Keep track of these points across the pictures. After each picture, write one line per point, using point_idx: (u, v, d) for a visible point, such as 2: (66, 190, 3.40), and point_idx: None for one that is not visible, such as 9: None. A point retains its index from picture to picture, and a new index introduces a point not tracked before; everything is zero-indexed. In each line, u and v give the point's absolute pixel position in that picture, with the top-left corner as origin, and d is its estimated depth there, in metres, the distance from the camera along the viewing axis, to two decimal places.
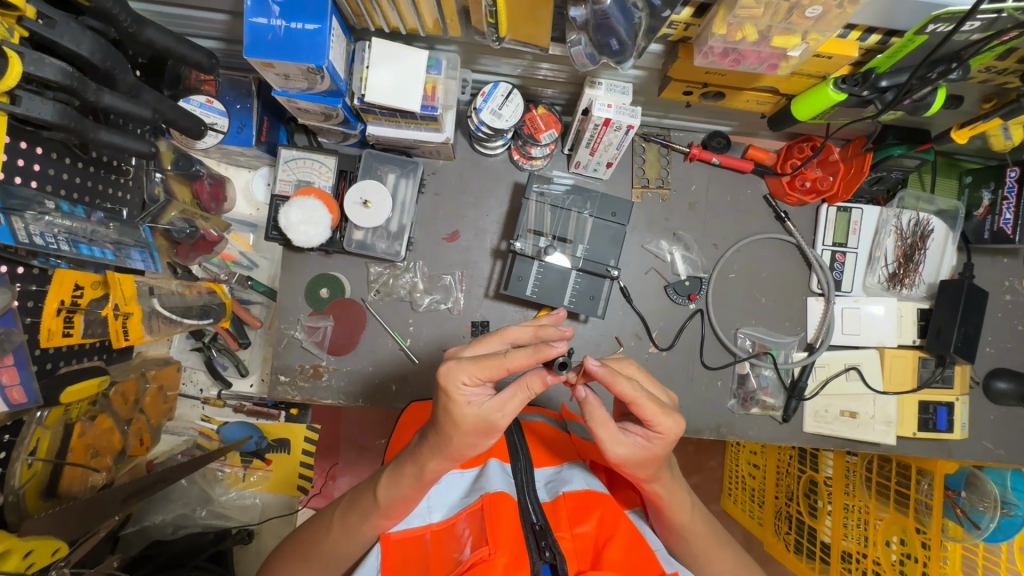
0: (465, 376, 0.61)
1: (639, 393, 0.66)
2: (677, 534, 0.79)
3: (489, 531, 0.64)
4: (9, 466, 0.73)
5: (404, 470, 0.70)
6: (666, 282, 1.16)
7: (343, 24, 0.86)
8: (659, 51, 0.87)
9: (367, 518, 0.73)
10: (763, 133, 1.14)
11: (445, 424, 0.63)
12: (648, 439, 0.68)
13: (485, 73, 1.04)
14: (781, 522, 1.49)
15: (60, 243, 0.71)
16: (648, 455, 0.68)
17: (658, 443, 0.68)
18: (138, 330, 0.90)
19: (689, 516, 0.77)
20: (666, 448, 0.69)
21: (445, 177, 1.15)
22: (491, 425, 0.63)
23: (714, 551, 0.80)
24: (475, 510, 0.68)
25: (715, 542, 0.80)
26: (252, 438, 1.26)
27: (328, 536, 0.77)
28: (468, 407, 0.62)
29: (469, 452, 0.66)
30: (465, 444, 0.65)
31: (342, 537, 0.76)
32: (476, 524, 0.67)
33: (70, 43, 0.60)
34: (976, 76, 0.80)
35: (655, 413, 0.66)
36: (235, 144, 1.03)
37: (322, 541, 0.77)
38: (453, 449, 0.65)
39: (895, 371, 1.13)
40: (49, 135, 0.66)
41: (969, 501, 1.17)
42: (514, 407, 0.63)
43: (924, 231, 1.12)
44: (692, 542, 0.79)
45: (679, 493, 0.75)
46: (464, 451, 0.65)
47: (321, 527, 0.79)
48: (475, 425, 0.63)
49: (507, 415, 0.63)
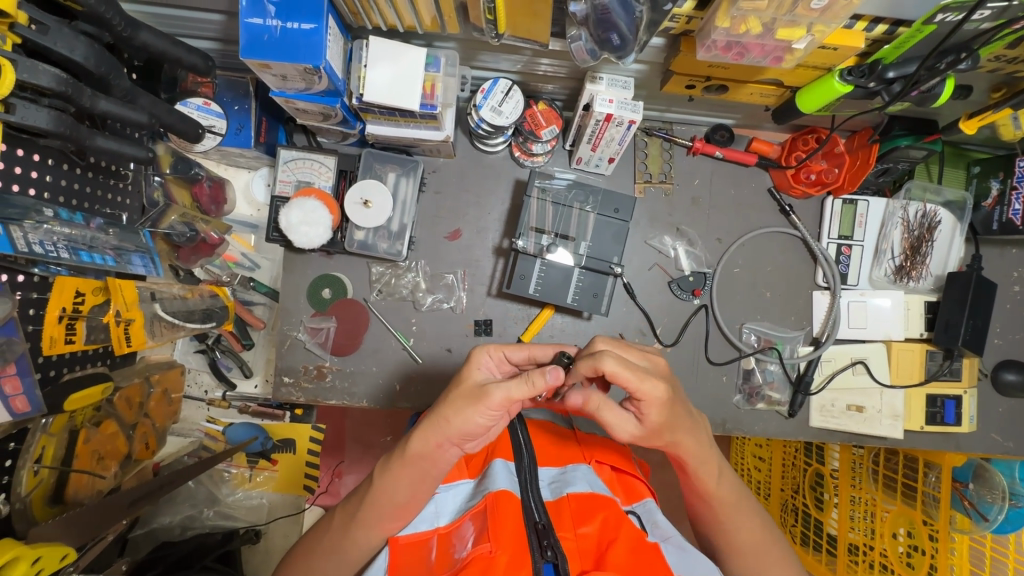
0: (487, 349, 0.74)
1: (611, 362, 0.64)
2: (704, 503, 0.79)
3: (491, 528, 0.64)
4: (15, 473, 0.74)
5: (395, 457, 0.72)
6: (670, 277, 1.15)
7: (340, 22, 0.85)
8: (660, 44, 0.85)
9: (361, 513, 0.75)
10: (768, 125, 1.13)
11: (451, 387, 0.70)
12: (644, 411, 0.68)
13: (484, 69, 1.03)
14: (788, 515, 1.48)
15: (59, 251, 0.71)
16: (650, 427, 0.69)
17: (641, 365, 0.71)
18: (139, 335, 0.89)
19: (716, 481, 0.77)
20: (663, 411, 0.67)
21: (445, 175, 1.15)
22: (484, 392, 0.65)
23: (745, 522, 0.79)
24: (479, 511, 0.68)
25: (747, 509, 0.80)
26: (258, 439, 1.27)
27: (325, 535, 0.79)
28: (477, 372, 0.72)
29: (456, 424, 0.67)
30: (456, 407, 0.66)
31: (336, 540, 0.76)
32: (479, 523, 0.67)
33: (64, 49, 0.59)
34: (985, 65, 0.78)
35: (634, 381, 0.64)
36: (233, 146, 1.02)
37: (322, 537, 0.79)
38: (439, 413, 0.68)
39: (902, 364, 1.12)
40: (44, 142, 0.66)
41: (977, 493, 1.15)
42: (513, 387, 0.64)
43: (931, 223, 1.11)
44: (721, 513, 0.79)
45: (706, 455, 0.76)
46: (450, 416, 0.67)
47: (323, 526, 0.80)
48: (472, 389, 0.67)
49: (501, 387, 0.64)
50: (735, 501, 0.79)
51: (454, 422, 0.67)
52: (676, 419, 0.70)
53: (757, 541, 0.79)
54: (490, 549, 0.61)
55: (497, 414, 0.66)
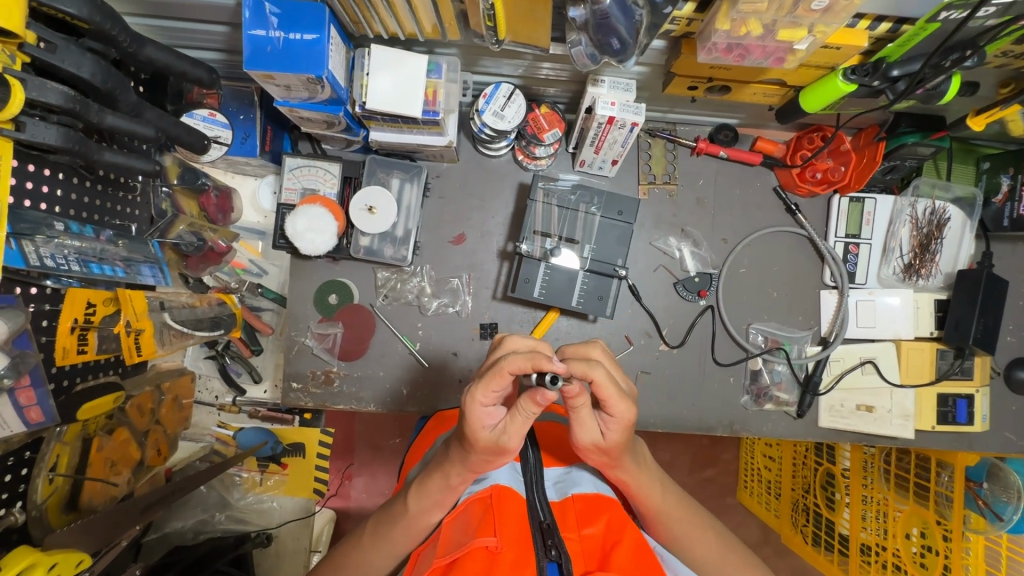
0: (480, 402, 0.61)
1: (602, 373, 0.62)
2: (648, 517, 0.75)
3: (494, 522, 0.64)
4: (30, 482, 0.76)
5: (432, 483, 0.71)
6: (675, 278, 1.15)
7: (342, 32, 0.86)
8: (662, 47, 0.85)
9: (393, 535, 0.75)
10: (772, 124, 1.12)
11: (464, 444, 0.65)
12: (609, 425, 0.66)
13: (486, 74, 1.03)
14: (799, 515, 1.45)
15: (71, 264, 0.73)
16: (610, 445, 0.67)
17: (614, 429, 0.65)
18: (150, 344, 0.92)
19: (658, 493, 0.74)
20: (625, 433, 0.66)
21: (450, 180, 1.15)
22: (502, 447, 0.63)
23: (699, 537, 0.75)
24: (482, 499, 0.68)
25: (696, 523, 0.75)
26: (268, 443, 1.28)
27: (348, 555, 0.78)
28: (484, 430, 0.63)
29: (486, 469, 0.67)
30: (482, 460, 0.66)
31: (359, 559, 0.77)
32: (483, 516, 0.66)
33: (72, 66, 0.60)
34: (992, 61, 0.77)
35: (613, 396, 0.63)
36: (239, 155, 1.03)
37: (346, 557, 0.78)
38: (469, 462, 0.66)
39: (913, 364, 1.11)
40: (54, 157, 0.67)
41: (991, 493, 1.12)
42: (520, 428, 0.62)
43: (940, 220, 1.10)
44: (672, 528, 0.74)
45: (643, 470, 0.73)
46: (481, 465, 0.67)
47: (347, 545, 0.80)
48: (488, 447, 0.64)
49: (518, 439, 0.63)
50: (682, 522, 0.75)
51: (483, 469, 0.67)
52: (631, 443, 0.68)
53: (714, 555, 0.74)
54: (494, 543, 0.61)
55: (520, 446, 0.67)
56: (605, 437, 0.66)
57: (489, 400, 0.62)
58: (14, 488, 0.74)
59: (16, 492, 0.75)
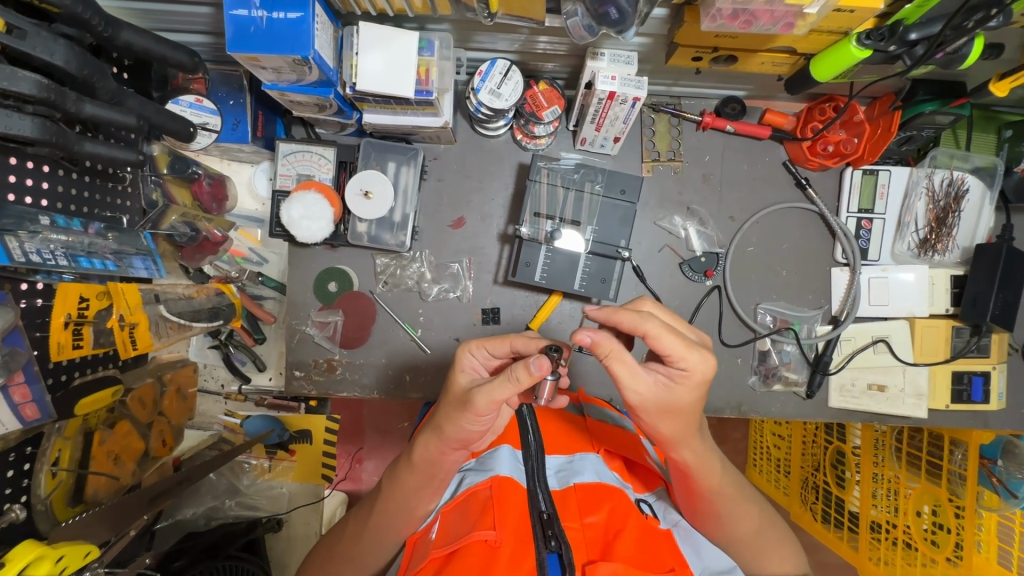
0: (470, 349, 0.68)
1: (655, 324, 0.58)
2: (703, 500, 0.72)
3: (494, 515, 0.63)
4: (34, 476, 0.76)
5: (404, 470, 0.72)
6: (681, 259, 1.12)
7: (328, 8, 0.82)
8: (663, 15, 0.81)
9: (376, 526, 0.76)
10: (782, 95, 1.06)
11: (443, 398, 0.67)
12: (672, 381, 0.60)
13: (481, 50, 0.99)
14: (808, 492, 1.41)
15: (57, 258, 0.72)
16: (673, 399, 0.60)
17: (684, 385, 0.59)
18: (145, 338, 0.90)
19: (720, 476, 0.70)
20: (696, 390, 0.60)
21: (447, 162, 1.12)
22: (468, 399, 0.61)
23: (750, 518, 0.74)
24: (482, 491, 0.67)
25: (751, 505, 0.75)
26: (275, 431, 1.34)
27: (341, 544, 0.80)
28: (461, 376, 0.68)
29: (451, 434, 0.65)
30: (449, 419, 0.64)
31: (349, 549, 0.79)
32: (482, 507, 0.65)
33: (45, 53, 0.58)
34: (1016, 21, 0.73)
35: (680, 349, 0.58)
36: (230, 142, 1.00)
37: (336, 552, 0.80)
38: (436, 425, 0.66)
39: (927, 343, 1.08)
40: (32, 150, 0.65)
41: (1006, 471, 1.10)
42: (494, 388, 0.59)
43: (958, 192, 1.04)
44: (724, 511, 0.73)
45: (708, 452, 0.69)
46: (447, 429, 0.64)
47: (339, 533, 0.82)
48: (460, 396, 0.64)
49: (482, 395, 0.60)
50: (737, 496, 0.73)
51: (448, 432, 0.64)
52: (695, 408, 0.62)
53: (767, 533, 0.76)
54: (494, 537, 0.60)
55: (487, 417, 0.62)
56: (671, 394, 0.60)
57: (479, 355, 0.69)
58: (18, 484, 0.75)
59: (19, 487, 0.75)
